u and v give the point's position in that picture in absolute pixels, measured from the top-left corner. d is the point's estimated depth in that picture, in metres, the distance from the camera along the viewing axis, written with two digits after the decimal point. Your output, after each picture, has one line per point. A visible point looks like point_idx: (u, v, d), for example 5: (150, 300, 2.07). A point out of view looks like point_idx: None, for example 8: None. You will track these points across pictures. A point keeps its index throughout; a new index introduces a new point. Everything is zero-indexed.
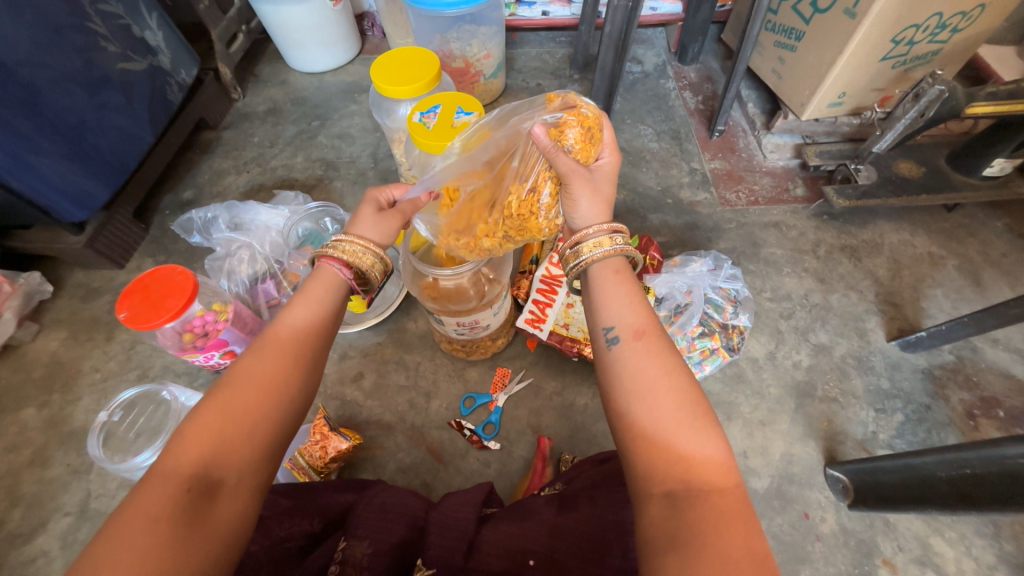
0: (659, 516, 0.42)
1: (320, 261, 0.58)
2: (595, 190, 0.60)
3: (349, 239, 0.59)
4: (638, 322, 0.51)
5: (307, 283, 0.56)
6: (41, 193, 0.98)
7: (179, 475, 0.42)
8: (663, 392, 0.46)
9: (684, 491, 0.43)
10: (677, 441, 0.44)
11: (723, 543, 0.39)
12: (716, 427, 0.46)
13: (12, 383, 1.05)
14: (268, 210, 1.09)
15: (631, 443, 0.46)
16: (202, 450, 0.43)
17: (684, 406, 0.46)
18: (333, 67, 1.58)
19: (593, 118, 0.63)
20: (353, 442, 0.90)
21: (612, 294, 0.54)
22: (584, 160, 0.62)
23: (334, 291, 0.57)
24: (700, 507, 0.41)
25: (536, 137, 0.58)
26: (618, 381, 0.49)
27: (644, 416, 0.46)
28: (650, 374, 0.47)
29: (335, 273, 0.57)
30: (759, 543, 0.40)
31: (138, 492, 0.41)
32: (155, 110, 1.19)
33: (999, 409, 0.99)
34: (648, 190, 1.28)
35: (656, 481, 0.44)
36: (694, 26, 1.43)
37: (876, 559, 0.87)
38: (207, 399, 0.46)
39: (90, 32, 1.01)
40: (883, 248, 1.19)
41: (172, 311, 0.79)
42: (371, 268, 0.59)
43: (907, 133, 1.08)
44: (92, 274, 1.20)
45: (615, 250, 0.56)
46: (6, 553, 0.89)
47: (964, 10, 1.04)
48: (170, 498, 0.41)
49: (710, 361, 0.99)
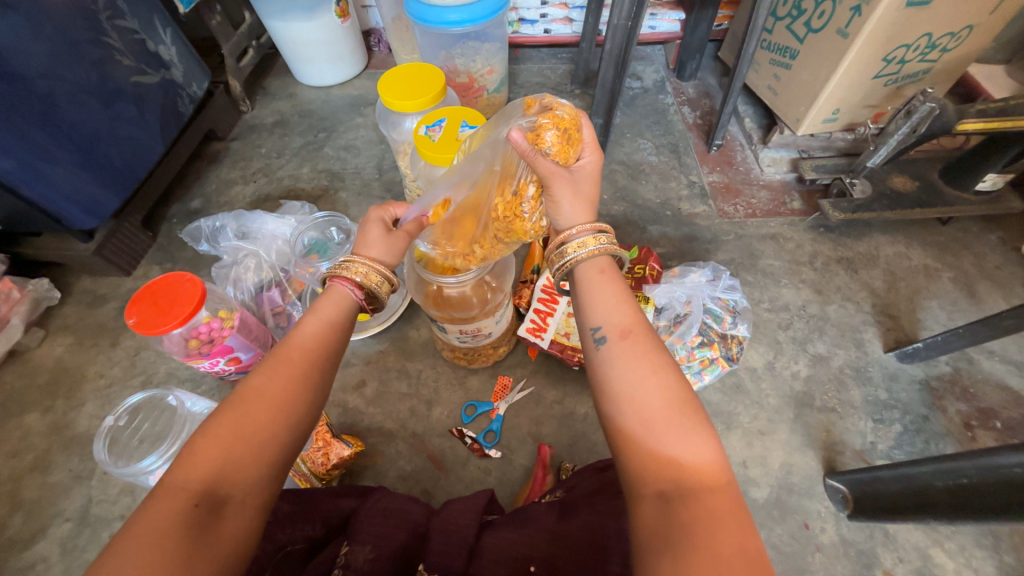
0: (653, 516, 0.44)
1: (331, 281, 0.59)
2: (578, 192, 0.61)
3: (358, 259, 0.59)
4: (626, 321, 0.52)
5: (318, 300, 0.57)
6: (54, 202, 1.01)
7: (186, 490, 0.43)
8: (654, 393, 0.47)
9: (676, 491, 0.44)
10: (669, 440, 0.45)
11: (716, 543, 0.40)
12: (706, 424, 0.47)
13: (17, 388, 1.06)
14: (275, 219, 1.10)
15: (623, 443, 0.48)
16: (209, 463, 0.44)
17: (673, 405, 0.47)
18: (340, 81, 1.62)
19: (569, 119, 0.61)
20: (355, 449, 0.91)
21: (601, 295, 0.55)
22: (563, 161, 0.61)
23: (342, 309, 0.57)
24: (693, 506, 0.43)
25: (513, 142, 0.57)
26: (608, 382, 0.50)
27: (636, 419, 0.47)
28: (639, 376, 0.48)
29: (346, 293, 0.58)
30: (752, 542, 0.41)
31: (147, 506, 0.42)
32: (166, 122, 1.22)
33: (996, 420, 0.99)
34: (648, 203, 1.30)
35: (648, 481, 0.45)
36: (692, 43, 1.47)
37: (876, 569, 0.87)
38: (215, 413, 0.47)
39: (106, 46, 1.04)
40: (879, 260, 1.21)
41: (180, 317, 0.80)
42: (380, 289, 0.60)
43: (899, 149, 1.12)
44: (99, 281, 1.22)
45: (601, 250, 0.58)
46: (6, 559, 0.89)
47: (953, 31, 1.07)
48: (177, 514, 0.41)
49: (710, 370, 1.00)
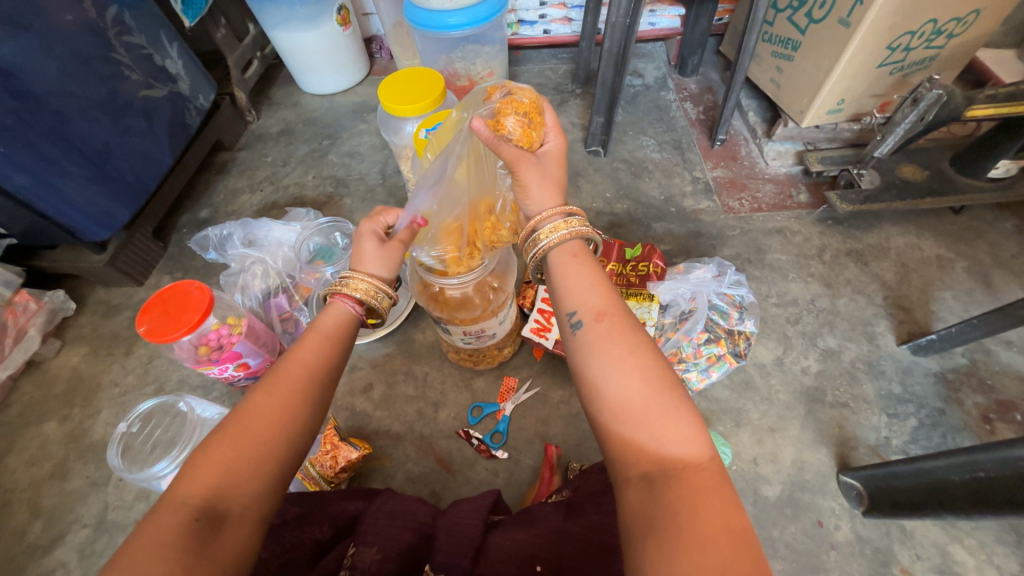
0: (638, 499, 0.44)
1: (331, 299, 0.59)
2: (543, 178, 0.61)
3: (357, 276, 0.60)
4: (601, 303, 0.52)
5: (321, 317, 0.58)
6: (67, 215, 1.03)
7: (187, 506, 0.43)
8: (631, 377, 0.47)
9: (658, 472, 0.44)
10: (648, 422, 0.45)
11: (700, 520, 0.40)
12: (684, 401, 0.47)
13: (35, 399, 1.09)
14: (281, 227, 1.13)
15: (605, 430, 0.48)
16: (209, 479, 0.45)
17: (651, 386, 0.47)
18: (343, 88, 1.64)
19: (530, 104, 0.65)
20: (363, 452, 0.92)
21: (574, 278, 0.55)
22: (527, 145, 0.63)
23: (347, 328, 0.58)
24: (676, 485, 0.43)
25: (476, 131, 0.58)
26: (585, 368, 0.50)
27: (616, 405, 0.47)
28: (614, 357, 0.48)
29: (347, 309, 0.58)
30: (738, 520, 0.41)
31: (149, 522, 0.43)
32: (175, 135, 1.25)
33: (1015, 413, 0.97)
34: (651, 200, 1.30)
35: (631, 465, 0.46)
36: (693, 39, 1.46)
37: (894, 567, 0.85)
38: (214, 431, 0.47)
39: (114, 62, 1.07)
40: (890, 251, 1.19)
41: (189, 324, 0.82)
42: (381, 303, 0.60)
43: (908, 137, 1.09)
44: (113, 292, 1.25)
45: (573, 233, 0.57)
46: (28, 564, 0.91)
47: (958, 16, 1.05)
48: (177, 529, 0.42)
49: (717, 367, 0.99)
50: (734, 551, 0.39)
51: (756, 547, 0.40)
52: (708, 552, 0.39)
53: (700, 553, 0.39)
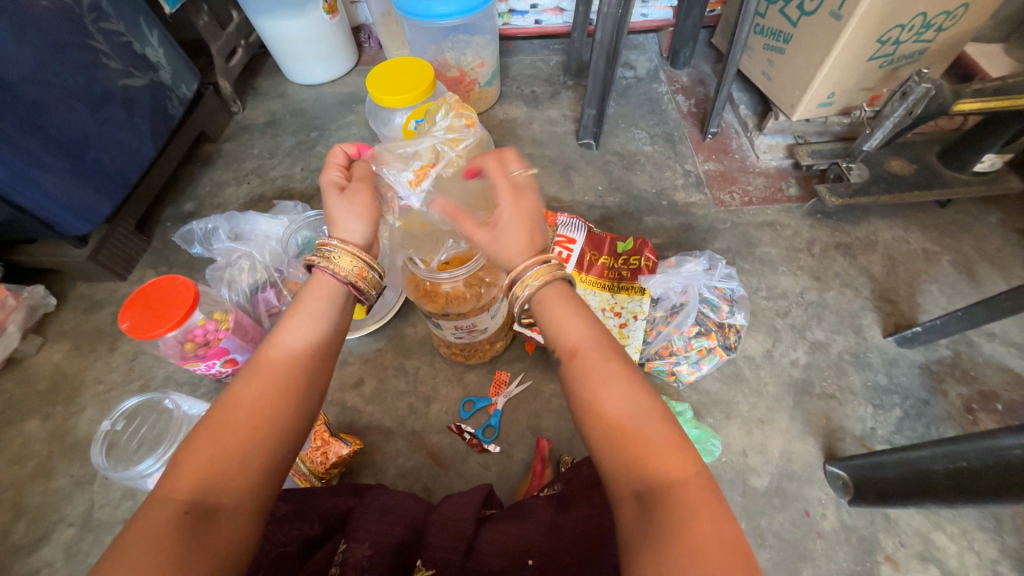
0: (632, 516, 0.44)
1: (314, 272, 0.58)
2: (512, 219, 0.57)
3: (336, 245, 0.58)
4: (575, 337, 0.51)
5: (303, 296, 0.56)
6: (46, 209, 1.01)
7: (175, 501, 0.43)
8: (613, 403, 0.47)
9: (649, 489, 0.44)
10: (635, 445, 0.45)
11: (691, 533, 0.41)
12: (668, 418, 0.47)
13: (16, 397, 1.06)
14: (268, 220, 1.10)
15: (597, 451, 0.48)
16: (195, 477, 0.44)
17: (634, 410, 0.47)
18: (331, 79, 1.61)
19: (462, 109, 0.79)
20: (353, 447, 0.91)
21: (553, 309, 0.54)
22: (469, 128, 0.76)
23: (330, 304, 0.56)
24: (665, 502, 0.43)
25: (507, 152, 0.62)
26: (573, 393, 0.50)
27: (604, 430, 0.47)
28: (596, 385, 0.48)
29: (328, 282, 0.57)
30: (728, 529, 0.41)
31: (137, 519, 0.42)
32: (157, 125, 1.22)
33: (996, 403, 0.99)
34: (643, 193, 1.29)
35: (622, 484, 0.46)
36: (685, 30, 1.45)
37: (878, 555, 0.87)
38: (199, 428, 0.46)
39: (92, 50, 1.03)
40: (877, 245, 1.20)
41: (173, 320, 0.80)
42: (367, 282, 0.58)
43: (896, 131, 1.09)
44: (95, 286, 1.22)
45: (553, 275, 0.54)
46: (12, 564, 0.89)
47: (948, 10, 1.06)
48: (168, 523, 0.41)
49: (707, 360, 1.01)
50: (726, 562, 0.40)
51: (746, 555, 0.40)
52: (701, 563, 0.39)
53: (690, 565, 0.39)
